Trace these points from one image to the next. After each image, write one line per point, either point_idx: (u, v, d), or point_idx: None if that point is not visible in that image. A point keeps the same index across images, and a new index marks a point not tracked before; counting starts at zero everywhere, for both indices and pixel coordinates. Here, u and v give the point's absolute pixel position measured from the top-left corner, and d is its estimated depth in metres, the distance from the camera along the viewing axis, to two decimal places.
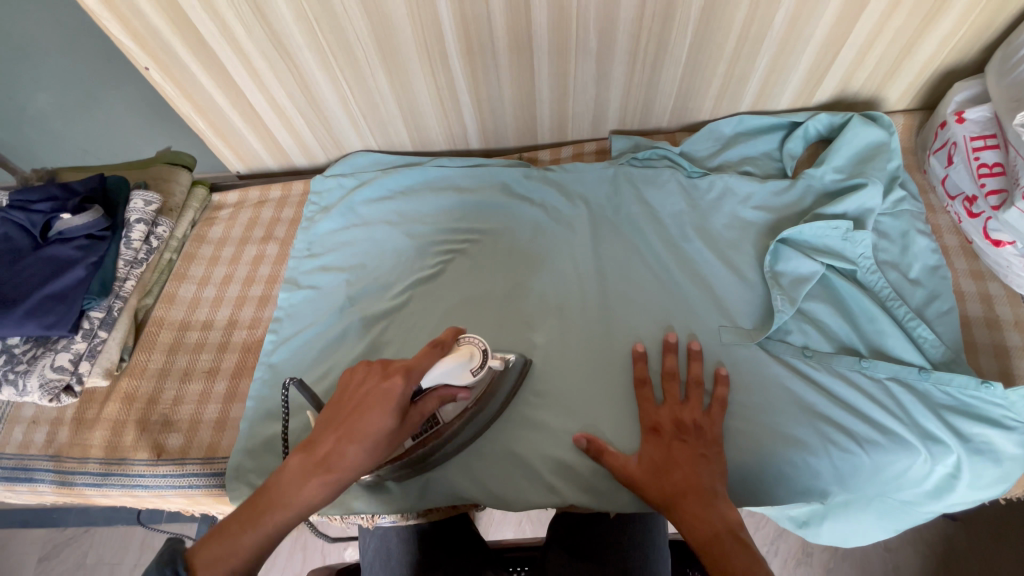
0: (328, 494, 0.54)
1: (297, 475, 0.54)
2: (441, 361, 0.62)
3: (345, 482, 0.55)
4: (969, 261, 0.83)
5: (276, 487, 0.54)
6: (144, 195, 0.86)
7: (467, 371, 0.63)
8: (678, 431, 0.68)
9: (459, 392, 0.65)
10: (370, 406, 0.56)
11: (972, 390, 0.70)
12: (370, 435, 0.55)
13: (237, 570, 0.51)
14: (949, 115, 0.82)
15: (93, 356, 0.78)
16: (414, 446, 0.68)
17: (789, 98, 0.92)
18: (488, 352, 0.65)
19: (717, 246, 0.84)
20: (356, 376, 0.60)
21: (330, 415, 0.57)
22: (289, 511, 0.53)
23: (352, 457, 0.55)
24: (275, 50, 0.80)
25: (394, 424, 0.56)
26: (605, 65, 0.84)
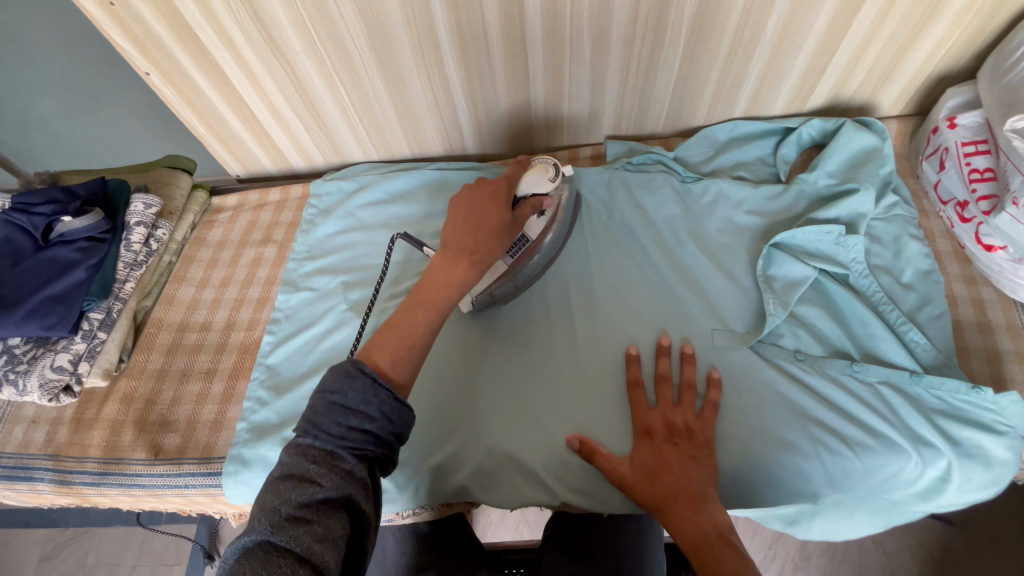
0: (478, 272, 0.63)
1: (445, 264, 0.63)
2: (525, 177, 0.73)
3: (488, 263, 0.64)
4: (962, 266, 0.84)
5: (431, 278, 0.62)
6: (145, 198, 0.87)
7: (545, 180, 0.74)
8: (672, 433, 0.68)
9: (545, 202, 0.76)
10: (484, 204, 0.68)
11: (963, 395, 0.71)
12: (499, 221, 0.67)
13: (416, 354, 0.59)
14: (941, 120, 0.83)
15: (93, 357, 0.79)
16: (515, 263, 0.79)
17: (783, 103, 0.92)
18: (560, 164, 0.76)
19: (711, 250, 0.84)
20: (462, 197, 0.69)
21: (454, 222, 0.66)
22: (450, 290, 0.62)
23: (489, 243, 0.65)
24: (273, 55, 0.81)
25: (509, 217, 0.68)
26: (600, 70, 0.85)
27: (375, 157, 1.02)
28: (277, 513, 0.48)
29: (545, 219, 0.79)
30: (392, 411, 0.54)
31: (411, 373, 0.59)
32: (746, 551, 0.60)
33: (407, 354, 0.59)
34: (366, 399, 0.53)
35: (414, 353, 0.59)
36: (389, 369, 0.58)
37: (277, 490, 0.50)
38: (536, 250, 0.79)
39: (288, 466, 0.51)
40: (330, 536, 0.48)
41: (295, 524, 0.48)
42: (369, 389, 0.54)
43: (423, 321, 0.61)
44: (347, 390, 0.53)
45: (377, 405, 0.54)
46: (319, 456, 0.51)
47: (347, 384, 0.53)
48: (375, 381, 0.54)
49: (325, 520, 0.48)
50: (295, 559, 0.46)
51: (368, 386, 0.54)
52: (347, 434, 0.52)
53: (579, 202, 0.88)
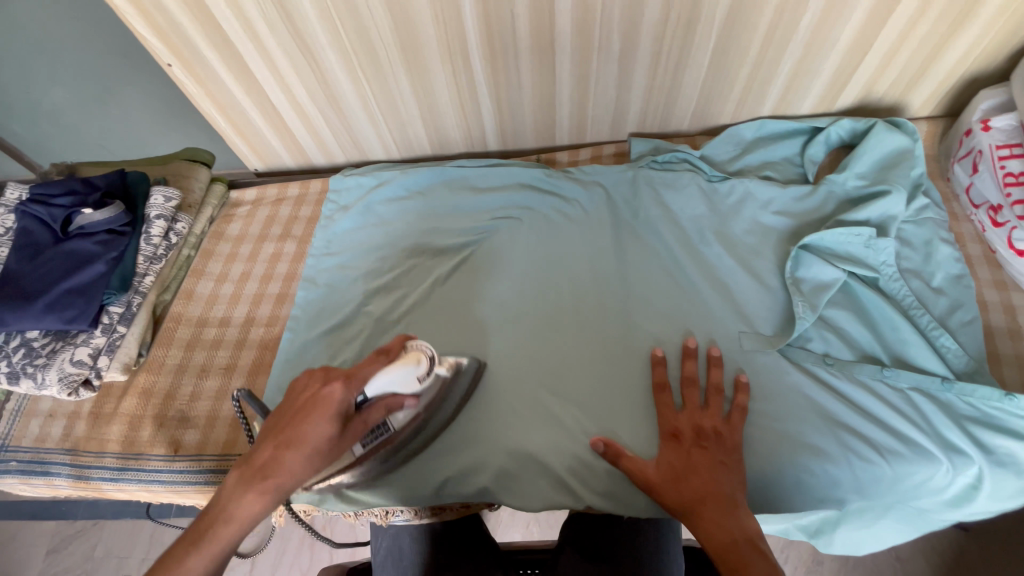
0: (265, 505, 0.53)
1: (235, 487, 0.53)
2: (387, 369, 0.63)
3: (282, 494, 0.54)
4: (993, 271, 0.82)
5: (217, 505, 0.53)
6: (165, 191, 0.87)
7: (415, 377, 0.65)
8: (702, 437, 0.67)
9: (403, 400, 0.66)
10: (311, 413, 0.56)
11: (995, 402, 0.70)
12: (310, 443, 0.56)
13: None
14: (975, 123, 0.81)
15: (112, 351, 0.78)
16: (364, 453, 0.70)
17: (812, 103, 0.91)
18: (435, 357, 0.67)
19: (737, 252, 0.83)
20: (297, 390, 0.60)
21: (271, 427, 0.57)
22: (231, 523, 0.52)
23: (296, 463, 0.54)
24: (297, 48, 0.80)
25: (336, 431, 0.57)
26: (627, 68, 0.83)
27: (395, 153, 1.01)
28: None
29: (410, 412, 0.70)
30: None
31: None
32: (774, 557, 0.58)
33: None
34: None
35: None
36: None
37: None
38: (394, 440, 0.71)
39: None
40: None
41: None
42: None
43: (193, 561, 0.50)
44: None
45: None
46: None
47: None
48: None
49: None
50: None
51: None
52: None
53: (477, 373, 0.77)
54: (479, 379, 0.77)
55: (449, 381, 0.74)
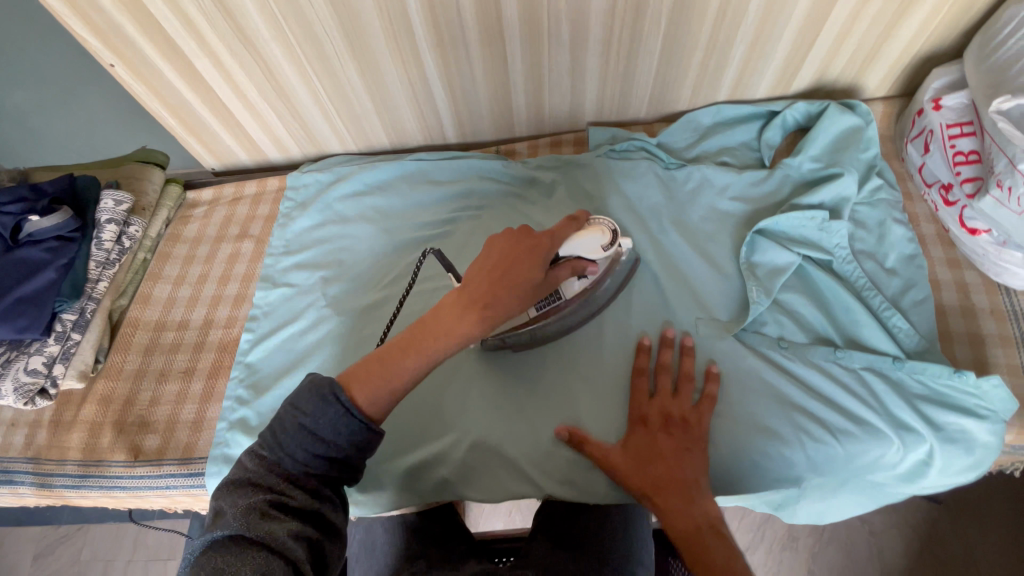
0: (484, 329, 0.55)
1: (454, 311, 0.55)
2: (578, 236, 0.67)
3: (496, 323, 0.56)
4: (946, 250, 0.83)
5: (435, 320, 0.56)
6: (115, 194, 0.85)
7: (600, 247, 0.68)
8: (672, 422, 0.68)
9: (590, 267, 0.70)
10: (520, 259, 0.59)
11: (946, 379, 0.70)
12: (523, 282, 0.58)
13: (394, 392, 0.55)
14: (927, 102, 0.82)
15: (67, 359, 0.78)
16: (536, 317, 0.74)
17: (767, 86, 0.90)
18: (617, 231, 0.70)
19: (695, 238, 0.83)
20: (500, 239, 0.61)
21: (483, 266, 0.58)
22: (448, 342, 0.55)
23: (508, 299, 0.56)
24: (241, 44, 0.78)
25: (540, 277, 0.59)
26: (579, 55, 0.83)
27: (354, 148, 1.00)
28: (245, 521, 0.51)
29: (584, 282, 0.73)
30: (358, 441, 0.55)
31: (381, 411, 0.56)
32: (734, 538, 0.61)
33: (383, 385, 0.55)
34: (336, 429, 0.54)
35: (393, 394, 0.55)
36: (359, 398, 0.54)
37: (242, 501, 0.52)
38: (562, 310, 0.75)
39: (254, 475, 0.54)
40: (301, 532, 0.52)
41: (267, 523, 0.51)
42: (341, 421, 0.54)
43: (409, 366, 0.55)
44: (320, 415, 0.53)
45: (345, 436, 0.54)
46: (285, 473, 0.54)
47: (321, 410, 0.53)
48: (348, 412, 0.53)
49: (296, 526, 0.52)
50: (268, 552, 0.49)
51: (340, 418, 0.53)
52: (312, 462, 0.54)
53: (632, 267, 0.81)
54: (632, 269, 0.81)
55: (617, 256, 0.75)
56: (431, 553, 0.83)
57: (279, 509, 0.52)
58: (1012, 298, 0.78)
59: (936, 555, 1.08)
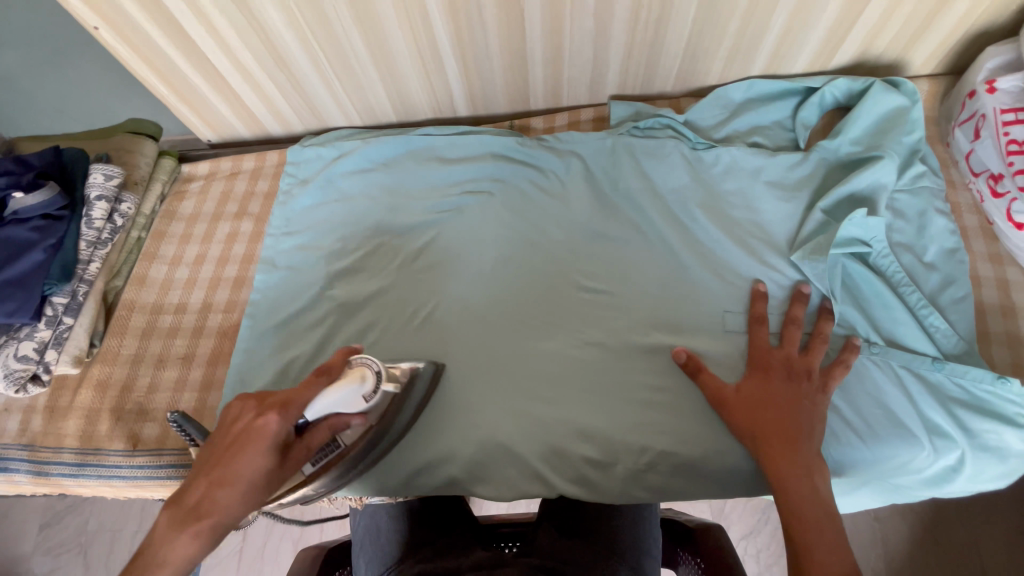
0: (204, 545, 0.46)
1: (166, 530, 0.46)
2: (329, 392, 0.56)
3: (221, 533, 0.47)
4: (988, 244, 0.78)
5: (147, 550, 0.45)
6: (105, 168, 0.80)
7: (360, 396, 0.58)
8: (795, 372, 0.66)
9: (352, 420, 0.59)
10: (243, 446, 0.49)
11: (987, 385, 0.67)
12: (244, 478, 0.48)
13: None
14: (979, 84, 0.75)
15: (60, 344, 0.74)
16: (316, 472, 0.60)
17: (806, 60, 0.83)
18: (382, 375, 0.60)
19: (723, 226, 0.78)
20: (228, 416, 0.51)
21: (203, 462, 0.49)
22: (165, 575, 0.44)
23: (230, 501, 0.47)
24: (235, 5, 0.72)
25: (273, 462, 0.49)
26: (604, 23, 0.76)
27: (358, 120, 0.93)
28: None
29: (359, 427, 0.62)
30: None
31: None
32: (830, 497, 0.59)
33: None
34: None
35: None
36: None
37: None
38: (346, 457, 0.62)
39: None
40: None
41: None
42: None
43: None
44: None
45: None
46: None
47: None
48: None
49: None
50: None
51: None
52: None
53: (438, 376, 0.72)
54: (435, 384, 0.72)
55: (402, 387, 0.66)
56: (436, 542, 0.81)
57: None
58: None
59: (941, 545, 1.07)
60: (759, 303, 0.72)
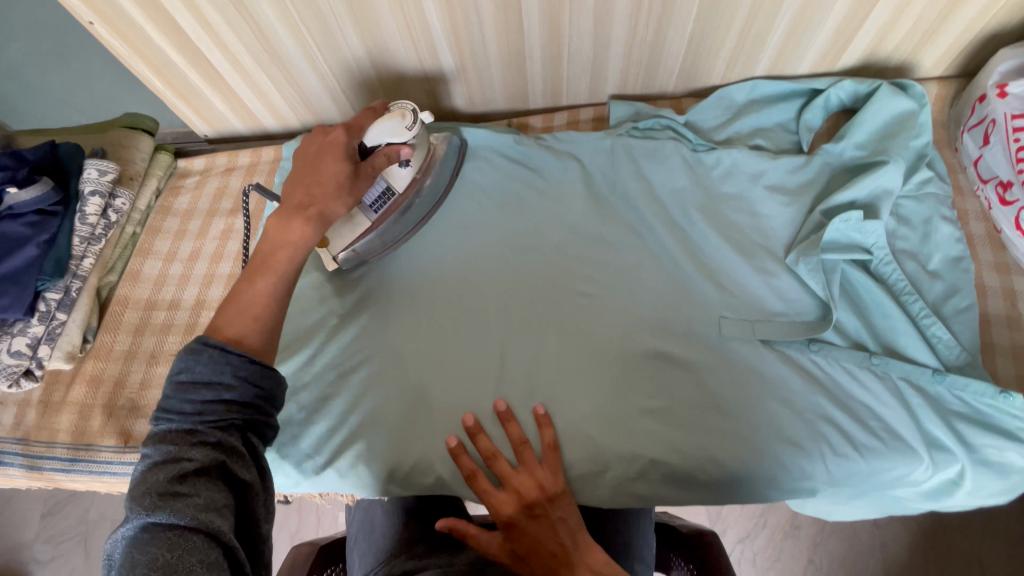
0: (319, 228, 0.62)
1: (279, 221, 0.61)
2: (375, 125, 0.68)
3: (324, 218, 0.63)
4: (996, 252, 0.76)
5: (269, 243, 0.60)
6: (99, 163, 0.79)
7: (403, 128, 0.68)
8: (516, 505, 0.65)
9: (404, 151, 0.71)
10: (325, 154, 0.66)
11: (989, 398, 0.65)
12: (331, 177, 0.64)
13: (263, 312, 0.57)
14: (990, 87, 0.72)
15: (53, 339, 0.74)
16: (377, 218, 0.76)
17: (811, 61, 0.81)
18: (418, 111, 0.70)
19: (722, 229, 0.77)
20: (305, 146, 0.68)
21: (293, 177, 0.65)
22: (289, 249, 0.60)
23: (324, 195, 0.63)
24: (229, 1, 0.71)
25: (350, 169, 0.66)
26: (604, 22, 0.74)
27: (354, 117, 0.92)
28: (149, 504, 0.45)
29: (409, 169, 0.75)
30: (249, 387, 0.52)
31: (264, 337, 0.56)
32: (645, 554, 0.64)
33: (249, 310, 0.57)
34: (216, 367, 0.51)
35: (262, 321, 0.56)
36: (231, 335, 0.55)
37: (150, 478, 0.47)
38: (401, 205, 0.77)
39: (151, 454, 0.49)
40: (216, 493, 0.47)
41: (172, 498, 0.45)
42: (218, 361, 0.51)
43: (264, 284, 0.58)
44: (195, 365, 0.51)
45: (230, 369, 0.51)
46: (181, 432, 0.49)
47: (191, 361, 0.51)
48: (225, 351, 0.52)
49: (205, 491, 0.46)
50: (184, 530, 0.44)
51: (217, 359, 0.51)
52: (203, 409, 0.50)
53: (463, 149, 0.85)
54: (462, 152, 0.84)
55: (433, 150, 0.79)
56: (430, 538, 0.81)
57: (180, 479, 0.47)
58: None
59: (941, 551, 1.06)
60: (506, 425, 0.68)
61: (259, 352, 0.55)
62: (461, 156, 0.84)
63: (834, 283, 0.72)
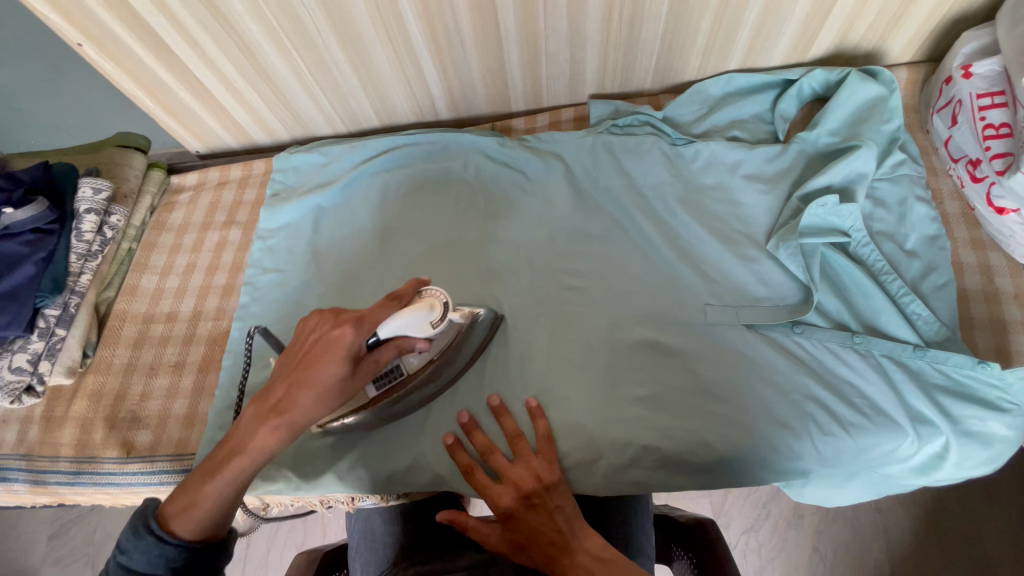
0: (283, 438, 0.56)
1: (251, 421, 0.56)
2: (397, 315, 0.60)
3: (295, 429, 0.57)
4: (970, 230, 0.78)
5: (234, 436, 0.57)
6: (93, 182, 0.81)
7: (427, 324, 0.62)
8: (514, 496, 0.65)
9: (417, 343, 0.63)
10: (322, 355, 0.58)
11: (968, 370, 0.67)
12: (320, 383, 0.57)
13: (206, 517, 0.54)
14: (955, 69, 0.74)
15: (53, 355, 0.76)
16: (378, 395, 0.68)
17: (783, 53, 0.84)
18: (448, 306, 0.63)
19: (703, 219, 0.79)
20: (309, 323, 0.61)
21: (284, 363, 0.60)
22: (245, 458, 0.55)
23: (304, 399, 0.57)
24: (213, 19, 0.73)
25: (345, 372, 0.58)
26: (579, 23, 0.76)
27: (341, 127, 0.95)
28: None
29: (422, 358, 0.68)
30: (187, 559, 0.54)
31: (205, 531, 0.55)
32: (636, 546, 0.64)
33: (193, 510, 0.54)
34: (150, 562, 0.52)
35: (211, 519, 0.54)
36: (174, 528, 0.53)
37: None
38: (410, 385, 0.69)
39: None
40: None
41: None
42: (154, 551, 0.52)
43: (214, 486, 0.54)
44: (133, 551, 0.52)
45: (161, 563, 0.53)
46: None
47: (133, 544, 0.52)
48: (160, 541, 0.52)
49: None
50: None
51: (152, 548, 0.52)
52: None
53: (495, 326, 0.75)
54: (491, 333, 0.75)
55: (465, 323, 0.71)
56: (429, 545, 0.82)
57: None
58: None
59: (943, 531, 1.07)
60: (500, 418, 0.69)
61: (205, 537, 0.55)
62: (491, 334, 0.75)
63: (815, 266, 0.73)
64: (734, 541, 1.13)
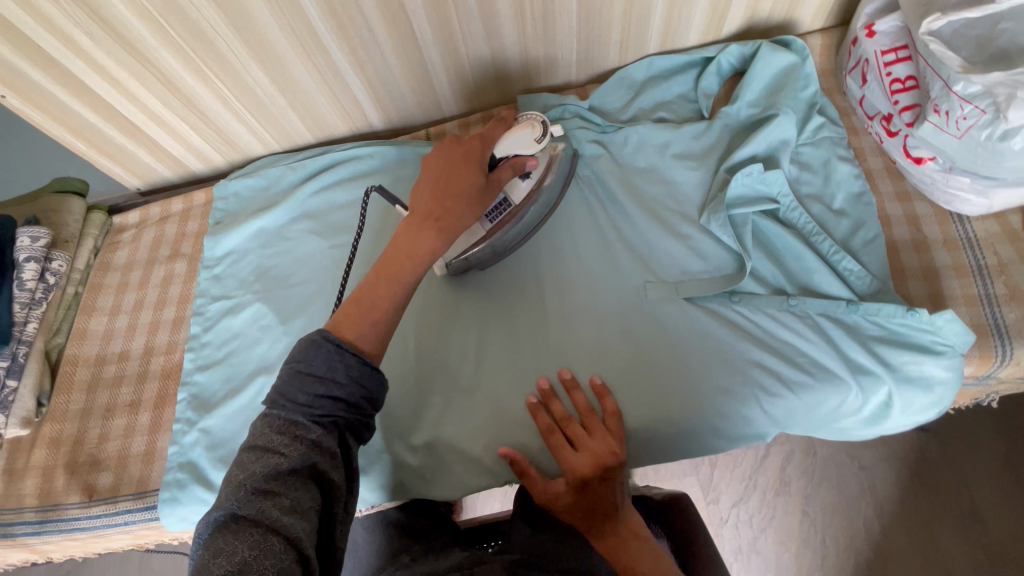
0: (443, 240, 0.61)
1: (409, 231, 0.61)
2: (509, 135, 0.70)
3: (453, 235, 0.62)
4: (895, 183, 0.80)
5: (397, 247, 0.61)
6: (30, 230, 0.82)
7: (533, 140, 0.70)
8: (590, 465, 0.65)
9: (529, 162, 0.72)
10: (458, 171, 0.64)
11: (900, 318, 0.69)
12: (466, 190, 0.63)
13: (381, 317, 0.59)
14: (859, 30, 0.77)
15: (5, 408, 0.76)
16: (493, 228, 0.75)
17: (698, 32, 0.86)
18: (547, 122, 0.72)
19: (640, 201, 0.80)
20: (435, 157, 0.66)
21: (426, 188, 0.64)
22: (415, 260, 0.60)
23: (457, 208, 0.63)
24: (130, 55, 0.74)
25: (482, 182, 0.65)
26: (493, 23, 0.78)
27: (279, 148, 0.95)
28: (237, 498, 0.48)
29: (529, 182, 0.75)
30: (361, 380, 0.55)
31: (376, 345, 0.58)
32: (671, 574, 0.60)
33: (370, 315, 0.58)
34: (331, 368, 0.54)
35: (379, 323, 0.58)
36: (349, 337, 0.57)
37: (244, 467, 0.50)
38: (515, 216, 0.76)
39: (258, 437, 0.52)
40: (297, 504, 0.48)
41: (262, 498, 0.48)
42: (335, 358, 0.54)
43: (384, 291, 0.59)
44: (312, 357, 0.54)
45: (344, 372, 0.54)
46: (290, 423, 0.52)
47: (310, 356, 0.54)
48: (340, 348, 0.54)
49: (292, 496, 0.48)
50: (264, 528, 0.46)
51: (333, 357, 0.54)
52: (316, 402, 0.53)
53: (574, 160, 0.83)
54: (573, 163, 0.82)
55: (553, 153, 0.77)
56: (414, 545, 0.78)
57: (273, 478, 0.49)
58: (965, 226, 0.76)
59: (926, 482, 1.08)
60: (572, 393, 0.69)
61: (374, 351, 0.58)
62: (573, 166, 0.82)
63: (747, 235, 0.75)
64: (725, 515, 1.13)
